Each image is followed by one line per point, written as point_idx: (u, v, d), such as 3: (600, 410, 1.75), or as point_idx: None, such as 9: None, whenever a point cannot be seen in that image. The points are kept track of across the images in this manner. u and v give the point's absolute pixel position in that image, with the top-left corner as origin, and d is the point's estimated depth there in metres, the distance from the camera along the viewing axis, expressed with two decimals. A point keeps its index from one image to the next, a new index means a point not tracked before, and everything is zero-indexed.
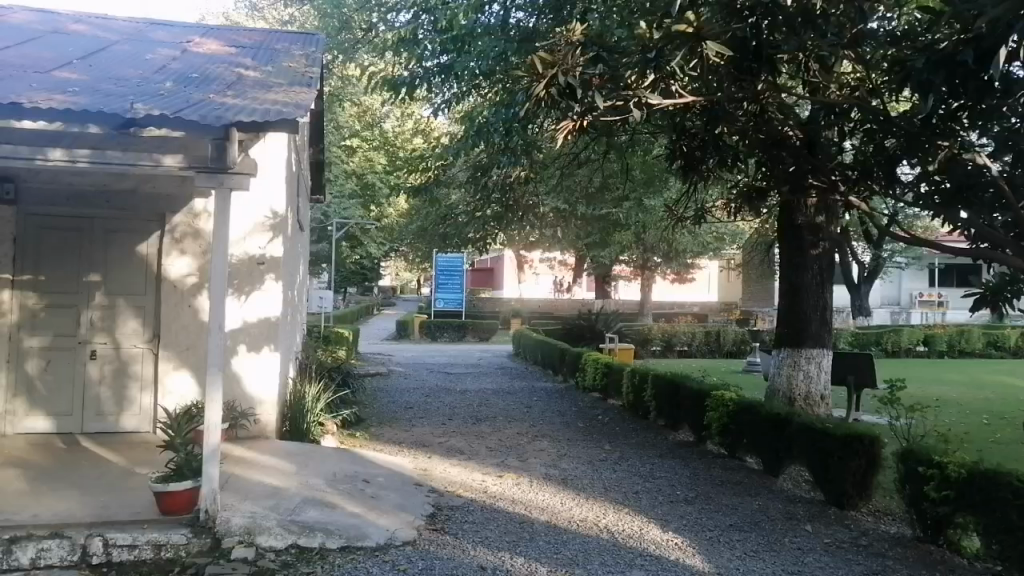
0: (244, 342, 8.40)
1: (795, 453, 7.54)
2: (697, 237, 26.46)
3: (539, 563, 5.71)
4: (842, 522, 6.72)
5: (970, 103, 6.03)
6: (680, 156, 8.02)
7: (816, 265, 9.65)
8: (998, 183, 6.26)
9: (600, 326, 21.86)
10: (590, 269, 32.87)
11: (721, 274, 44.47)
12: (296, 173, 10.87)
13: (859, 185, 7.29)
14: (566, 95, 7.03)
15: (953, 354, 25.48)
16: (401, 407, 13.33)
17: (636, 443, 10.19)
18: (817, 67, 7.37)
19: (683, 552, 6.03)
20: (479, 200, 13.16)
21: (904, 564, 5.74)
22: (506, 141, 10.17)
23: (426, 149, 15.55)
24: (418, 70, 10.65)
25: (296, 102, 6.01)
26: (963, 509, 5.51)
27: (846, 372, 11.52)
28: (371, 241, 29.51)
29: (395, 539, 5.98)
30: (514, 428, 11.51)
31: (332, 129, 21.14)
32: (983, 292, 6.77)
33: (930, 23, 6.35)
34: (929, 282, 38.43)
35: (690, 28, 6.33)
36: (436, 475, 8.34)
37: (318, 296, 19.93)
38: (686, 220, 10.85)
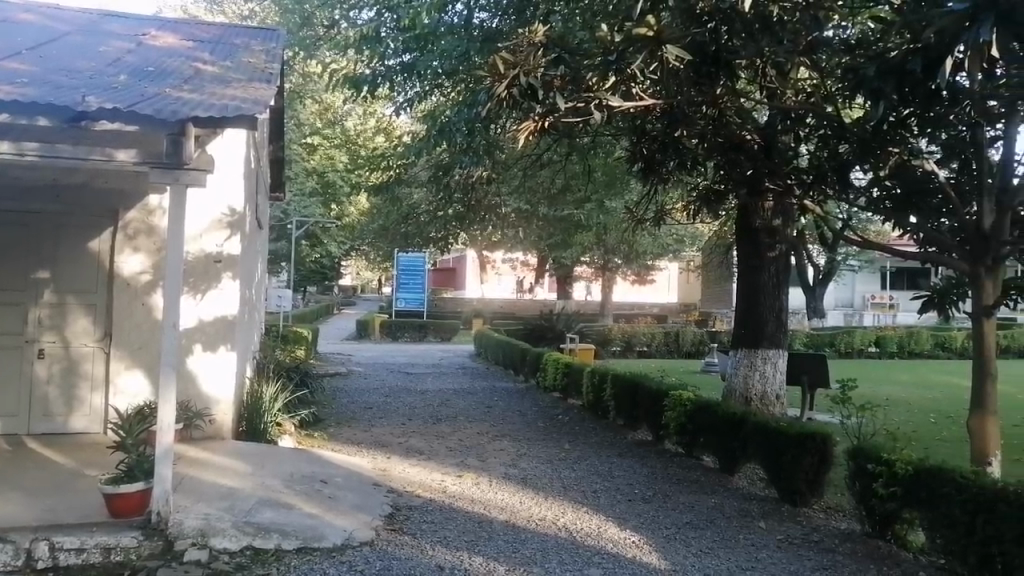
0: (199, 342, 8.25)
1: (750, 451, 7.68)
2: (657, 239, 26.78)
3: (497, 562, 5.73)
4: (795, 519, 6.85)
5: (919, 112, 6.28)
6: (640, 158, 8.09)
7: (772, 267, 9.82)
8: (945, 189, 6.49)
9: (560, 326, 22.00)
10: (552, 270, 33.03)
11: (682, 275, 45.12)
12: (256, 170, 10.72)
13: (813, 189, 7.28)
14: (528, 96, 7.12)
15: (904, 354, 26.17)
16: (360, 408, 13.23)
17: (595, 442, 10.27)
18: (774, 74, 7.37)
19: (640, 550, 6.10)
20: (441, 200, 13.14)
21: (853, 558, 5.89)
22: (468, 141, 10.18)
23: (388, 147, 15.47)
24: (380, 68, 10.62)
25: (256, 98, 5.92)
26: (909, 504, 5.69)
27: (800, 372, 11.76)
28: (331, 240, 29.26)
29: (352, 539, 5.94)
30: (475, 428, 11.52)
31: (293, 126, 20.91)
32: (930, 295, 6.98)
33: (882, 33, 6.55)
34: (881, 285, 39.44)
35: (650, 32, 6.38)
36: (396, 475, 8.31)
37: (276, 294, 19.65)
38: (645, 222, 10.97)
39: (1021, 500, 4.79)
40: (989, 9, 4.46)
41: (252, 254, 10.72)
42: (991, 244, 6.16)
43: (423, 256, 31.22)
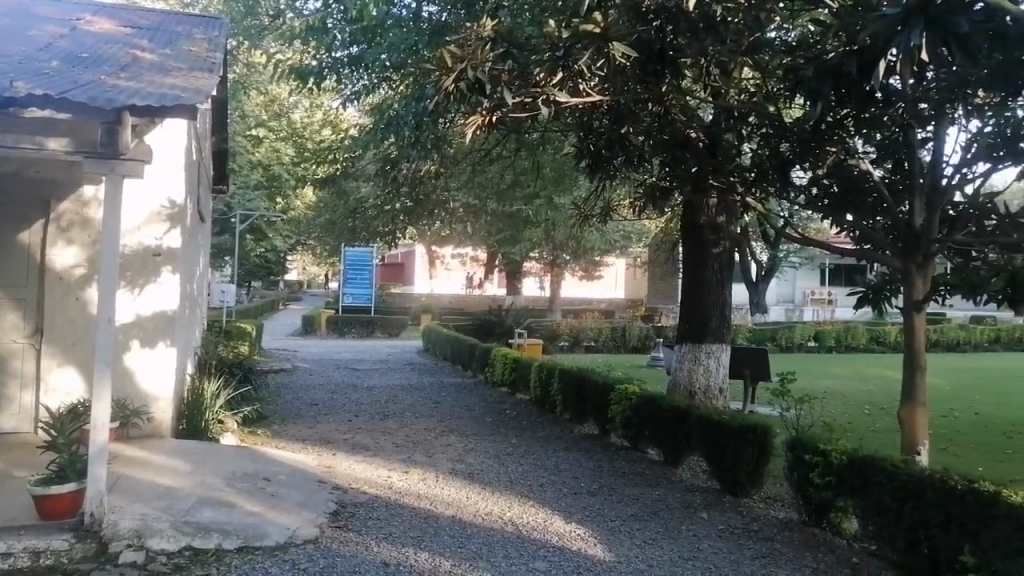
0: (137, 338, 8.01)
1: (693, 444, 7.83)
2: (605, 235, 27.07)
3: (443, 557, 5.72)
4: (735, 509, 7.02)
5: (854, 112, 6.43)
6: (587, 155, 8.17)
7: (716, 263, 10.01)
8: (879, 188, 6.69)
9: (509, 322, 22.07)
10: (501, 265, 33.06)
11: (629, 271, 45.72)
12: (197, 161, 10.45)
13: (754, 186, 7.45)
14: (475, 90, 7.05)
15: (841, 348, 27.02)
16: (305, 404, 13.04)
17: (542, 436, 10.34)
18: (718, 73, 7.46)
19: (584, 543, 6.16)
20: (389, 194, 13.02)
21: (791, 546, 6.05)
22: (416, 135, 10.12)
23: (335, 140, 15.26)
24: (327, 60, 10.47)
25: (197, 87, 5.78)
26: (843, 493, 5.88)
27: (743, 366, 12.02)
28: (276, 234, 28.75)
29: (295, 537, 5.85)
30: (422, 423, 11.47)
31: (237, 117, 20.43)
32: (866, 291, 7.21)
33: (821, 36, 6.73)
34: (820, 282, 40.63)
35: (597, 29, 6.43)
36: (341, 472, 8.22)
37: (219, 289, 19.17)
38: (593, 218, 11.06)
39: (946, 487, 4.98)
40: (919, 16, 4.62)
41: (194, 248, 10.47)
42: (922, 242, 6.43)
43: (370, 251, 30.94)
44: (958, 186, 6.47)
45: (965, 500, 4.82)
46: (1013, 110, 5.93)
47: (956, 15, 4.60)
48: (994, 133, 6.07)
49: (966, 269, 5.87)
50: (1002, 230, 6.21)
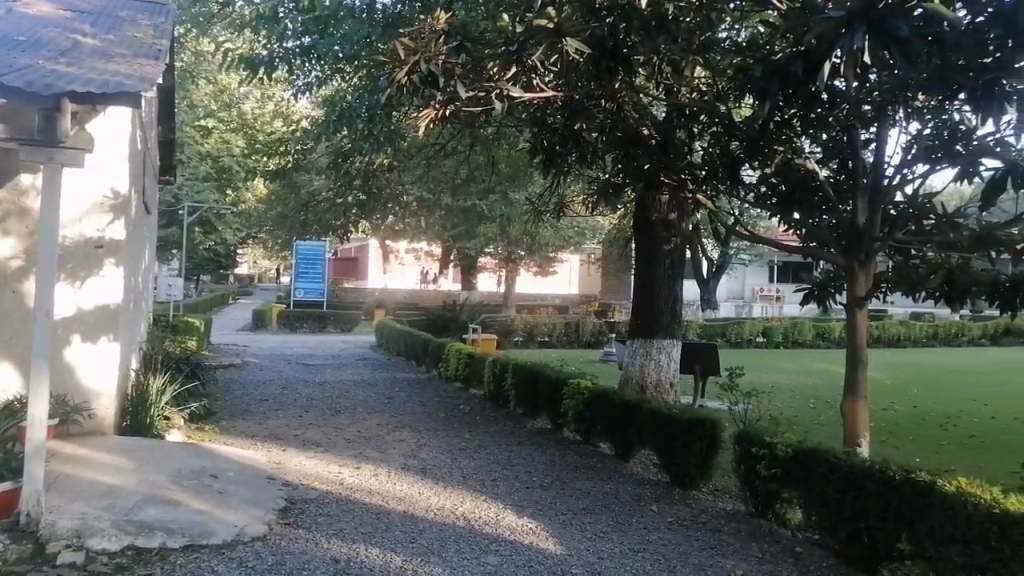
0: (78, 332, 7.74)
1: (644, 437, 7.93)
2: (559, 230, 27.22)
3: (394, 553, 5.68)
4: (684, 501, 7.14)
5: (800, 112, 6.57)
6: (541, 150, 8.23)
7: (668, 260, 10.11)
8: (825, 187, 6.84)
9: (464, 317, 22.03)
10: (456, 260, 32.96)
11: (583, 268, 46.10)
12: (142, 151, 10.17)
13: (705, 184, 7.51)
14: (427, 84, 7.05)
15: (788, 344, 27.64)
16: (255, 400, 12.81)
17: (495, 431, 10.34)
18: (670, 71, 7.56)
19: (536, 537, 6.19)
20: (341, 187, 12.87)
21: (738, 537, 6.18)
22: (369, 127, 10.02)
23: (286, 132, 15.02)
24: (278, 50, 10.30)
25: (141, 74, 5.62)
26: (787, 484, 6.03)
27: (693, 361, 12.22)
28: (226, 227, 28.17)
29: (243, 535, 5.74)
30: (374, 419, 11.37)
31: (186, 107, 19.94)
32: (811, 288, 7.38)
33: (769, 36, 6.78)
34: (768, 279, 41.55)
35: (551, 24, 6.48)
36: (291, 468, 8.11)
37: (166, 283, 18.69)
38: (547, 214, 11.10)
39: (884, 477, 5.14)
40: (862, 18, 4.74)
41: (138, 240, 10.20)
42: (864, 240, 6.59)
43: (322, 245, 30.53)
44: (899, 186, 6.60)
45: (903, 490, 4.97)
46: (948, 113, 6.13)
47: (897, 19, 4.72)
48: (933, 136, 6.19)
49: (906, 268, 6.04)
50: (940, 230, 6.40)
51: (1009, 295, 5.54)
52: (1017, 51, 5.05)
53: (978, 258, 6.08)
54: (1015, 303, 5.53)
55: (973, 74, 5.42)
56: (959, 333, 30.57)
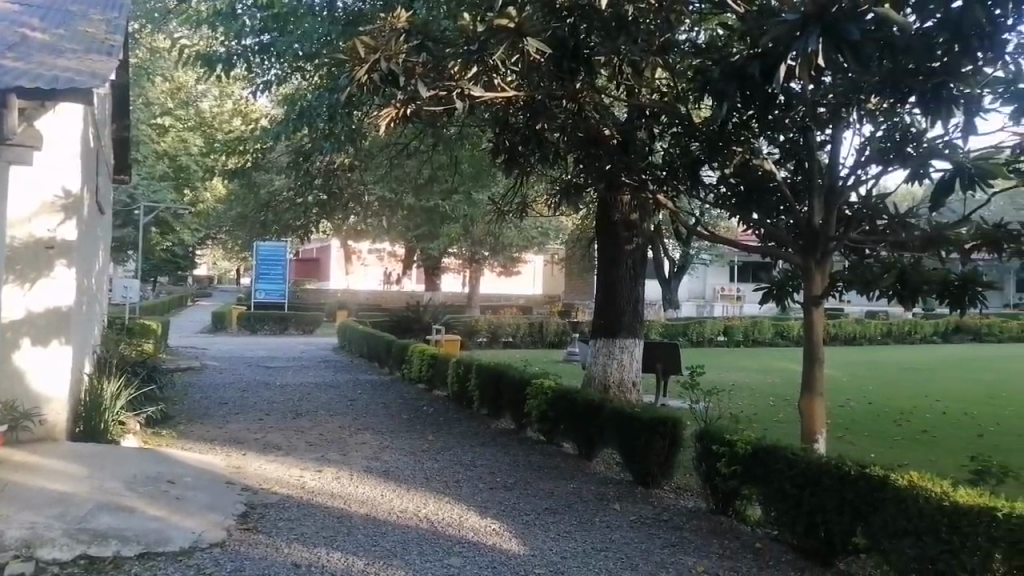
0: (27, 336, 7.54)
1: (606, 436, 7.97)
2: (522, 231, 27.30)
3: (356, 557, 5.62)
4: (646, 499, 7.20)
5: (758, 113, 6.63)
6: (503, 150, 8.16)
7: (630, 260, 10.19)
8: (782, 187, 6.93)
9: (427, 318, 21.94)
10: (420, 261, 32.85)
11: (547, 268, 46.34)
12: (95, 149, 9.91)
13: (665, 184, 7.58)
14: (388, 82, 7.02)
15: (748, 343, 28.04)
16: (214, 403, 12.59)
17: (458, 432, 10.31)
18: (630, 71, 7.60)
19: (500, 537, 6.18)
20: (301, 187, 12.73)
21: (698, 534, 6.24)
22: (330, 126, 9.92)
23: (244, 131, 14.80)
24: (235, 47, 10.17)
25: (92, 71, 5.48)
26: (747, 481, 6.12)
27: (655, 360, 12.34)
28: (184, 228, 27.65)
29: (200, 541, 5.63)
30: (336, 421, 11.26)
31: (141, 105, 19.54)
32: (770, 286, 7.50)
33: (729, 39, 6.84)
34: (729, 278, 42.23)
35: (511, 24, 6.44)
36: (251, 472, 7.98)
37: (121, 284, 18.28)
38: (509, 213, 11.09)
39: (840, 472, 5.23)
40: (815, 23, 4.85)
41: (91, 241, 9.96)
42: (821, 240, 6.70)
43: (283, 246, 30.13)
44: (854, 187, 6.72)
45: (858, 485, 5.07)
46: (900, 115, 6.29)
47: (848, 23, 4.83)
48: (885, 138, 6.41)
49: (860, 267, 6.18)
50: (893, 230, 6.55)
51: (959, 293, 5.69)
52: (963, 56, 5.35)
53: (928, 257, 6.23)
54: (965, 302, 5.69)
55: (923, 78, 5.54)
56: (912, 330, 31.42)
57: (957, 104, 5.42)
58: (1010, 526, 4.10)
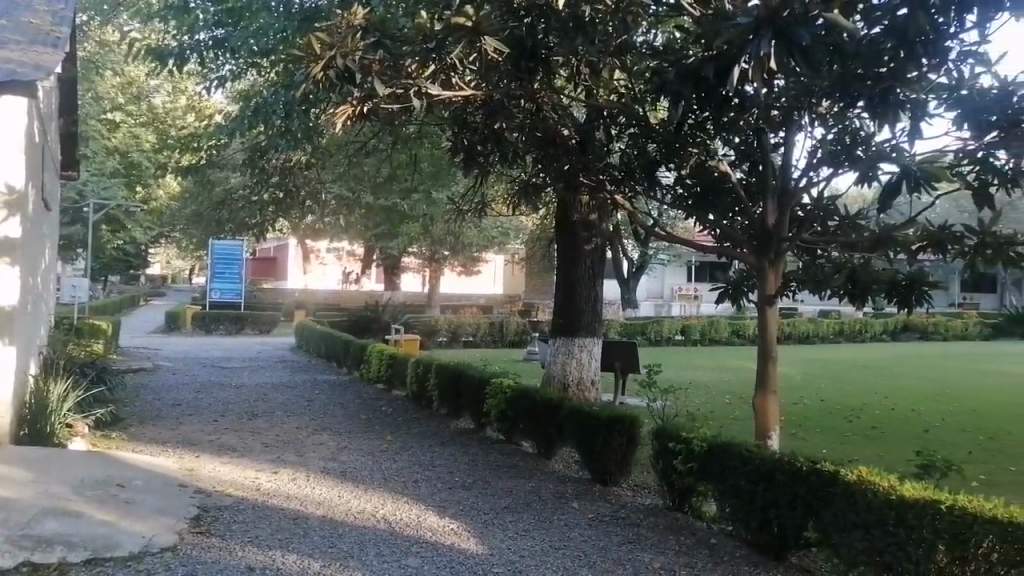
0: None
1: (565, 435, 8.01)
2: (482, 230, 27.30)
3: (312, 559, 5.55)
4: (604, 497, 7.25)
5: (713, 115, 6.73)
6: (461, 149, 8.13)
7: (589, 260, 10.27)
8: (736, 188, 7.05)
9: (386, 317, 21.80)
10: (379, 260, 32.63)
11: (508, 267, 46.48)
12: (41, 144, 9.62)
13: (622, 184, 7.64)
14: (344, 79, 6.89)
15: (705, 342, 28.46)
16: (166, 405, 12.31)
17: (417, 432, 10.26)
18: (587, 72, 7.66)
19: (458, 537, 6.16)
20: (256, 184, 12.54)
21: (655, 531, 6.30)
22: (286, 122, 9.80)
23: (198, 126, 14.52)
24: (188, 41, 9.99)
25: (36, 63, 5.31)
26: (703, 478, 6.20)
27: (613, 359, 12.43)
28: (135, 226, 26.98)
29: (151, 546, 5.51)
30: (293, 422, 11.11)
31: (91, 99, 19.04)
32: (726, 286, 7.62)
33: (685, 41, 6.92)
34: (686, 278, 42.85)
35: (468, 22, 6.48)
36: (204, 475, 7.82)
37: (70, 283, 17.78)
38: (467, 213, 11.07)
39: (793, 468, 5.32)
40: (768, 26, 4.97)
41: (37, 238, 9.66)
42: (773, 240, 6.81)
43: (239, 244, 29.58)
44: (806, 188, 6.85)
45: (810, 480, 5.17)
46: (849, 120, 6.34)
47: (798, 27, 4.93)
48: (835, 141, 6.51)
49: (812, 267, 6.32)
50: (843, 231, 6.74)
51: (905, 292, 5.85)
52: (908, 62, 5.55)
53: (877, 257, 6.42)
54: (912, 301, 5.85)
55: (871, 83, 5.73)
56: (863, 329, 32.22)
57: (904, 108, 5.68)
58: (952, 518, 4.23)
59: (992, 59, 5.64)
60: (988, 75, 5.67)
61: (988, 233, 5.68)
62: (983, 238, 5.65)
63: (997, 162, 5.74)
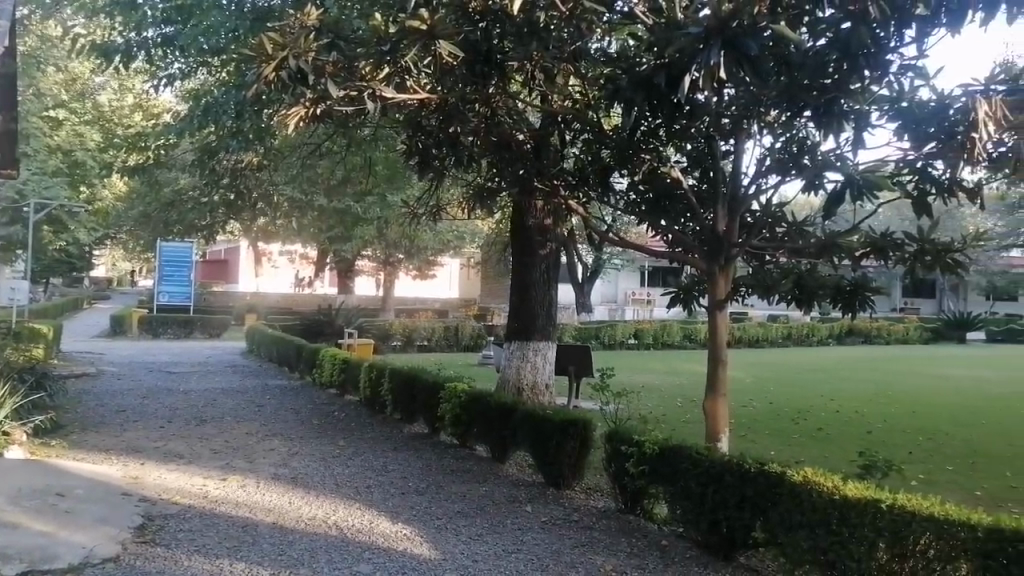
0: None
1: (518, 439, 8.03)
2: (437, 234, 27.24)
3: (261, 567, 5.45)
4: (557, 500, 7.29)
5: (666, 123, 6.81)
6: (416, 152, 8.09)
7: (544, 264, 10.34)
8: (687, 194, 7.14)
9: (339, 321, 21.61)
10: (333, 263, 32.29)
11: (463, 271, 46.53)
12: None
13: (576, 190, 7.69)
14: (297, 81, 6.79)
15: (657, 345, 28.93)
16: (111, 411, 11.96)
17: (370, 437, 10.18)
18: (542, 77, 7.72)
19: (410, 542, 6.12)
20: (206, 185, 12.30)
21: (607, 533, 6.36)
22: (238, 122, 9.64)
23: (146, 125, 14.19)
24: (135, 39, 9.77)
25: None
26: (654, 481, 6.27)
27: (567, 363, 12.51)
28: (79, 227, 26.17)
29: (92, 557, 5.35)
30: (243, 428, 10.91)
31: (32, 96, 18.43)
32: (677, 291, 7.73)
33: (638, 48, 7.02)
34: (640, 282, 43.46)
35: (423, 25, 6.44)
36: (149, 482, 7.62)
37: (9, 286, 17.14)
38: (422, 216, 11.03)
39: (741, 470, 5.42)
40: (717, 36, 5.09)
41: None
42: (723, 245, 6.94)
43: (189, 245, 28.72)
44: (755, 195, 6.98)
45: (757, 481, 5.28)
46: (797, 129, 6.48)
47: (746, 38, 5.07)
48: (782, 150, 6.64)
49: (761, 272, 6.45)
50: (791, 237, 6.90)
51: (849, 297, 6.13)
52: (852, 74, 5.70)
53: (823, 263, 6.53)
54: (855, 306, 6.14)
55: (816, 93, 5.80)
56: (809, 334, 33.05)
57: (848, 118, 5.76)
58: (892, 517, 4.37)
59: (931, 73, 5.83)
60: (927, 88, 5.87)
61: (927, 241, 5.89)
62: (922, 245, 5.87)
63: (935, 172, 5.94)
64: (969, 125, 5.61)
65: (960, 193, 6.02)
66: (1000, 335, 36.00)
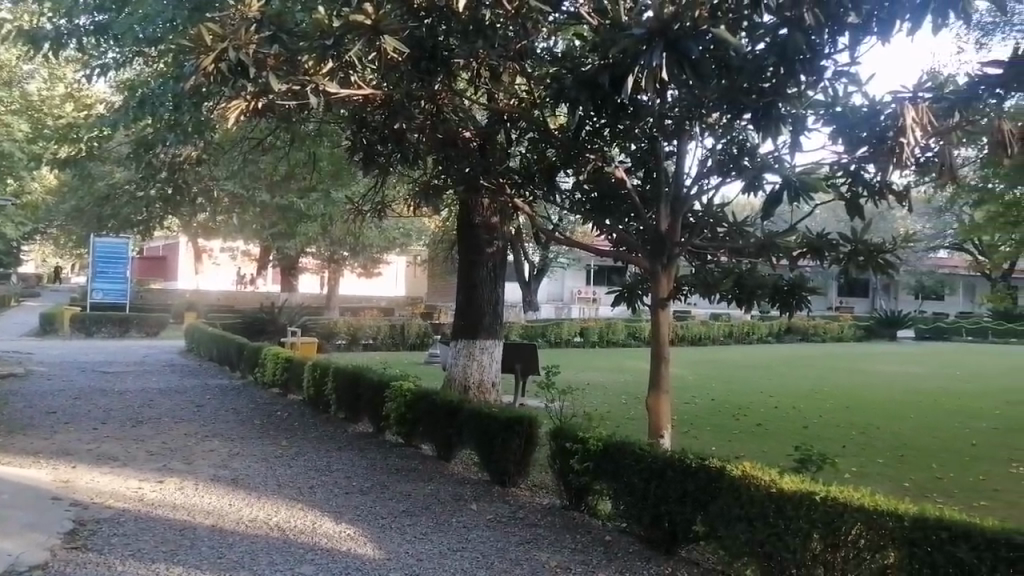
0: None
1: (464, 437, 8.01)
2: (383, 231, 27.02)
3: (199, 570, 5.33)
4: (503, 498, 7.30)
5: (610, 123, 6.89)
6: (361, 149, 8.02)
7: (490, 262, 10.33)
8: (631, 194, 7.23)
9: (283, 319, 21.23)
10: (276, 260, 31.71)
11: (410, 269, 46.28)
12: None
13: (523, 189, 7.63)
14: (237, 73, 6.67)
15: (603, 343, 29.21)
16: (40, 413, 11.50)
17: (314, 437, 10.04)
18: (488, 76, 7.75)
19: (354, 542, 6.06)
20: (142, 179, 11.92)
21: (552, 530, 6.39)
22: (176, 113, 9.37)
23: (78, 116, 13.68)
24: (66, 26, 9.44)
25: None
26: (598, 478, 6.34)
27: (514, 361, 12.52)
28: (7, 221, 25.08)
29: (18, 564, 5.15)
30: (181, 429, 10.63)
31: None
32: (622, 290, 7.82)
33: (582, 49, 7.09)
34: (586, 280, 43.92)
35: (368, 20, 6.39)
36: (81, 486, 7.37)
37: None
38: (366, 213, 10.90)
39: (682, 465, 5.53)
40: (660, 37, 5.16)
41: None
42: (666, 245, 7.05)
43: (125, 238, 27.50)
44: (696, 196, 7.11)
45: (698, 476, 5.38)
46: (736, 132, 6.63)
47: (688, 40, 5.16)
48: (723, 152, 6.80)
49: (702, 272, 6.58)
50: (731, 237, 7.07)
51: (786, 296, 6.30)
52: (789, 78, 5.84)
53: (761, 263, 6.72)
54: (792, 304, 6.31)
55: (755, 96, 5.95)
56: (750, 331, 33.91)
57: (785, 121, 6.00)
58: (825, 509, 4.52)
59: (863, 80, 6.04)
60: (859, 94, 6.08)
61: (860, 242, 6.07)
62: (856, 246, 6.05)
63: (866, 175, 6.12)
64: (898, 130, 5.70)
65: (891, 196, 6.25)
66: (928, 333, 37.62)
